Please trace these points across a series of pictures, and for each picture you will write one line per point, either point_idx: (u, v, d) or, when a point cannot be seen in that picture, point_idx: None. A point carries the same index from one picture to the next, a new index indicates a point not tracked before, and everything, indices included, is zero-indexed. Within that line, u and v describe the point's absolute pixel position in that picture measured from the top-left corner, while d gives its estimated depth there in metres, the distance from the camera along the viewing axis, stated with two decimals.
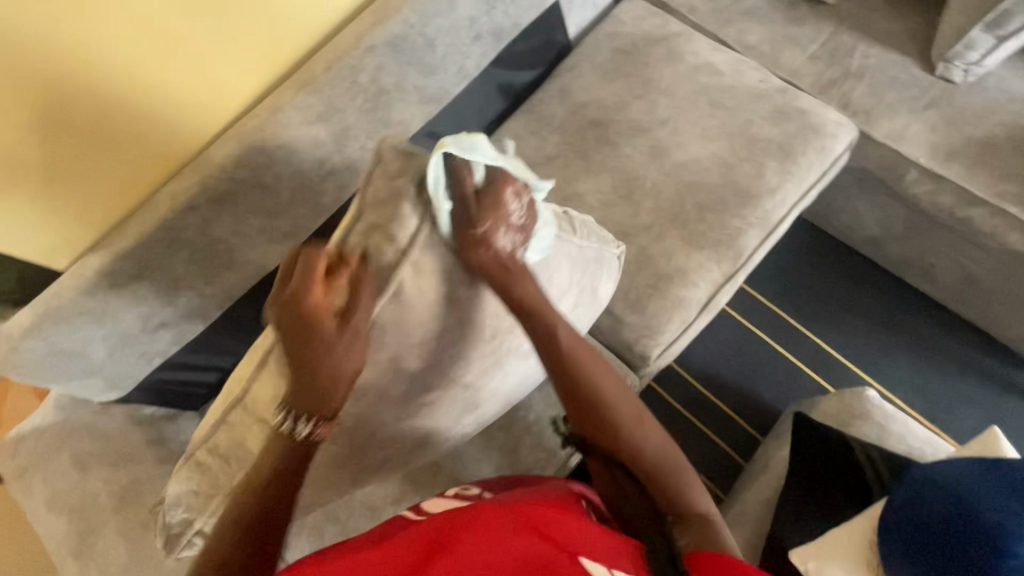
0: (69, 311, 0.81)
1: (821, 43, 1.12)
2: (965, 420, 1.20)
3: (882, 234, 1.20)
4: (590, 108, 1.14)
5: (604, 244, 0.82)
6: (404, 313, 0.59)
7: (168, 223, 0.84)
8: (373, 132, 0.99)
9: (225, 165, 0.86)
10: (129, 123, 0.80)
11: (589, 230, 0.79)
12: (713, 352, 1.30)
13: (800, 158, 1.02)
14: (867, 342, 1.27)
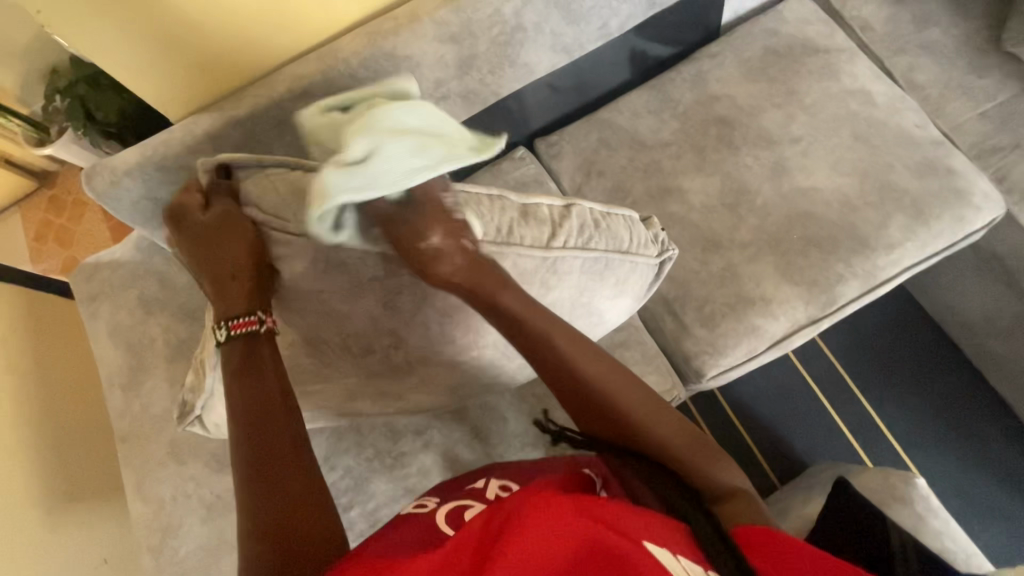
0: (171, 161, 0.83)
1: (998, 103, 1.01)
2: (999, 537, 1.13)
3: (983, 324, 1.11)
4: (721, 103, 1.07)
5: (625, 252, 0.79)
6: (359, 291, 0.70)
7: (282, 104, 0.84)
8: (497, 68, 0.95)
9: (351, 61, 0.84)
10: (268, 5, 0.77)
11: (585, 230, 0.76)
12: (757, 386, 1.26)
13: (932, 220, 0.94)
14: (922, 427, 1.20)
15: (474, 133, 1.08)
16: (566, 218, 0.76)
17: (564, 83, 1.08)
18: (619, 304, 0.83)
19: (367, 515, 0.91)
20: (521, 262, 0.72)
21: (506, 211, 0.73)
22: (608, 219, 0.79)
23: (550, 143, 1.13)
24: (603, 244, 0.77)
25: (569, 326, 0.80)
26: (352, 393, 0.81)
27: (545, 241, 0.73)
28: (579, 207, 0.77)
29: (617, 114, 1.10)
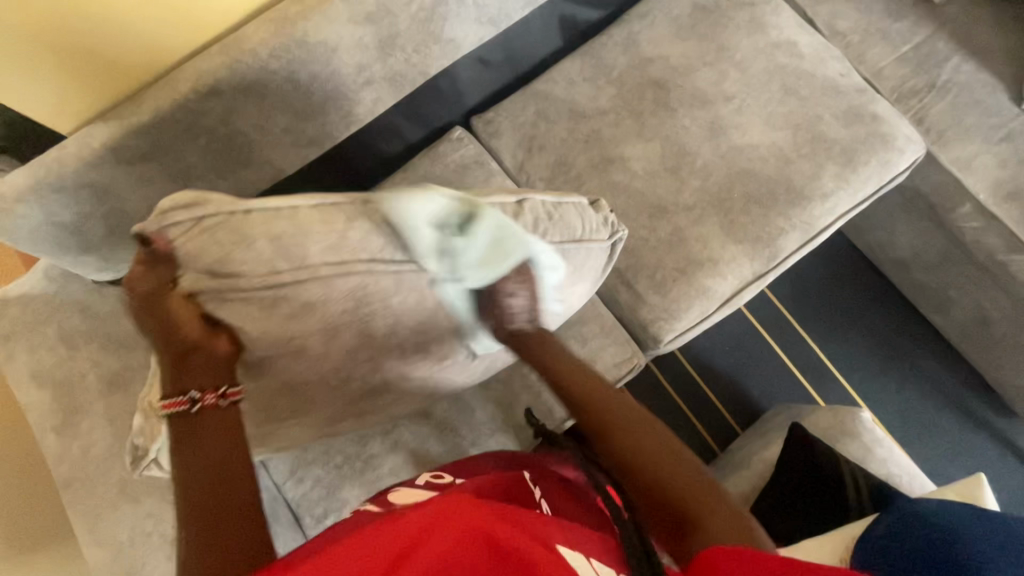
0: (71, 181, 0.75)
1: (914, 45, 1.04)
2: (935, 451, 1.23)
3: (912, 258, 1.18)
4: (655, 66, 1.05)
5: (580, 239, 0.74)
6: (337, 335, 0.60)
7: (189, 106, 0.76)
8: (422, 45, 0.90)
9: (258, 53, 0.77)
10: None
11: (543, 225, 0.69)
12: (713, 340, 1.31)
13: (862, 167, 0.97)
14: (862, 360, 1.28)
15: (406, 117, 1.03)
16: (521, 215, 0.67)
17: (494, 56, 1.04)
18: (579, 292, 0.80)
19: None
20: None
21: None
22: (560, 207, 0.72)
23: (488, 121, 1.09)
24: (560, 236, 0.70)
25: (532, 322, 0.77)
26: (327, 421, 0.76)
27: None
28: (532, 201, 0.69)
29: (552, 84, 1.07)
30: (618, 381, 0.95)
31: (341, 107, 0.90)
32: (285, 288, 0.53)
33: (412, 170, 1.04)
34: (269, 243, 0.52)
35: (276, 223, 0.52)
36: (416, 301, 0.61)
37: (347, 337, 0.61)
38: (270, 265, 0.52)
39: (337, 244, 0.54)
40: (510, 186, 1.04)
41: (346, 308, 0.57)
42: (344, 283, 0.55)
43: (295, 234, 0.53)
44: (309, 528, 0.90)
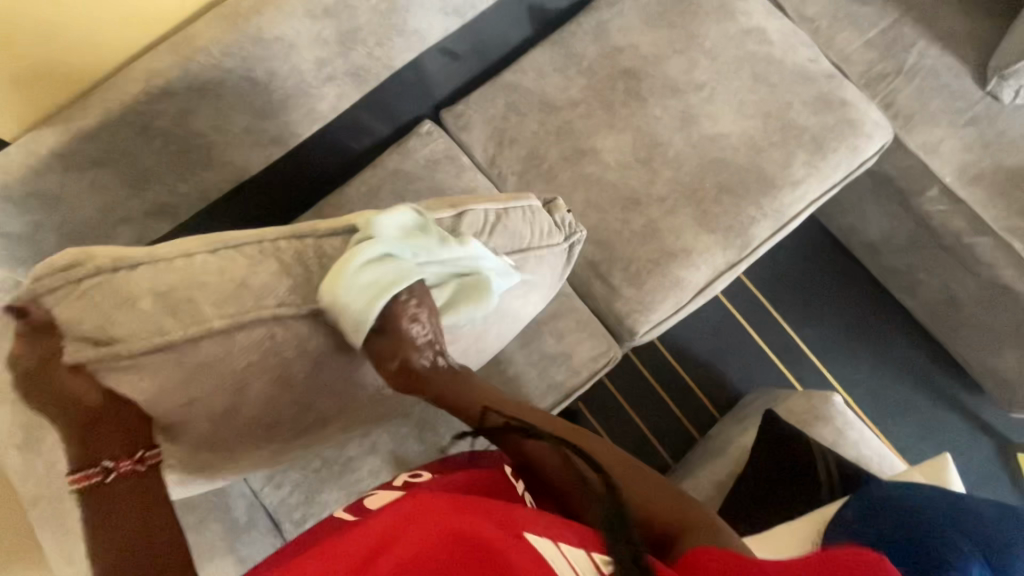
0: (18, 191, 0.71)
1: (881, 30, 1.04)
2: (907, 428, 1.27)
3: (882, 242, 1.19)
4: (625, 55, 1.04)
5: (527, 248, 0.73)
6: (260, 371, 0.60)
7: (139, 107, 0.73)
8: (384, 39, 0.87)
9: (212, 51, 0.74)
10: None
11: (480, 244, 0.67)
12: (690, 328, 1.32)
13: (831, 153, 0.97)
14: (836, 342, 1.30)
15: (373, 112, 1.00)
16: (459, 230, 0.67)
17: (462, 48, 1.02)
18: (533, 302, 0.79)
19: None
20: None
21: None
22: (504, 216, 0.71)
23: (458, 114, 1.07)
24: (503, 246, 0.70)
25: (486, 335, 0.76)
26: (274, 458, 0.74)
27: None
28: (472, 213, 0.68)
29: (523, 76, 1.05)
30: (595, 374, 0.95)
31: (303, 104, 0.87)
32: (179, 347, 0.54)
33: (381, 167, 1.02)
34: (155, 300, 0.53)
35: (165, 277, 0.54)
36: (330, 341, 0.62)
37: (259, 384, 0.61)
38: (159, 325, 0.53)
39: (234, 292, 0.56)
40: (482, 180, 1.02)
41: (252, 358, 0.58)
42: (243, 337, 0.57)
43: (187, 286, 0.54)
44: (289, 533, 0.89)
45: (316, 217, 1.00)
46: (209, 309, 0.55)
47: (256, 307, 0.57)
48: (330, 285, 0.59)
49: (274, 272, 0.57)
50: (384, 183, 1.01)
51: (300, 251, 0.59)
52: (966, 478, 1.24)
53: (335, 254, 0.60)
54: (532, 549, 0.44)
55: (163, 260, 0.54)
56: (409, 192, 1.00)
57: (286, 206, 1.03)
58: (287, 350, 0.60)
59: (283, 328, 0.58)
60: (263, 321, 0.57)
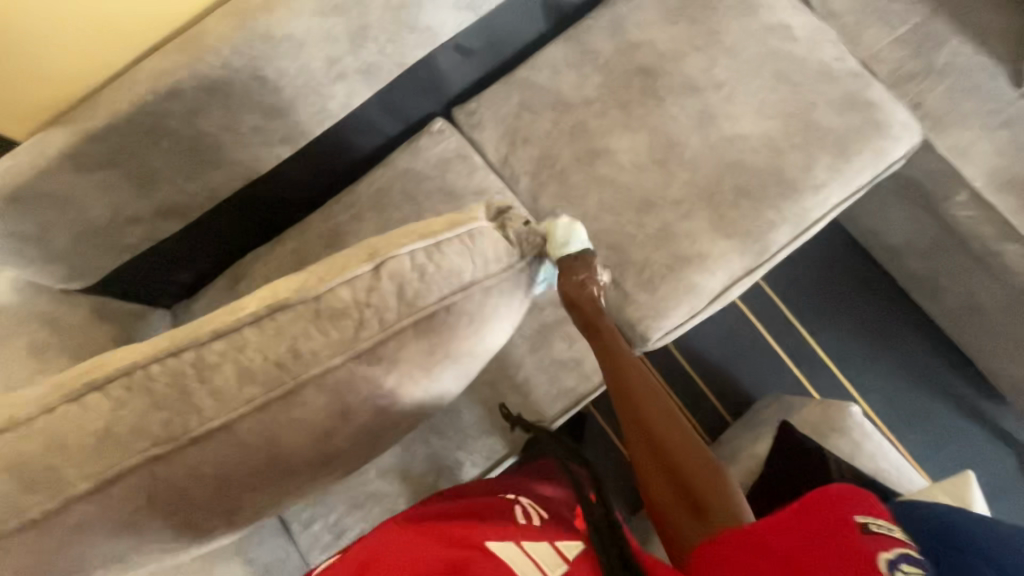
0: (27, 191, 0.71)
1: (912, 26, 1.00)
2: (924, 436, 1.24)
3: (905, 247, 1.16)
4: (642, 51, 1.01)
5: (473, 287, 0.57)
6: (160, 497, 0.52)
7: (148, 108, 0.72)
8: (396, 36, 0.85)
9: (220, 50, 0.73)
10: None
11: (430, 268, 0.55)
12: (703, 330, 1.30)
13: (855, 156, 0.94)
14: (853, 347, 1.27)
15: (383, 110, 0.98)
16: (378, 289, 0.54)
17: (475, 44, 1.00)
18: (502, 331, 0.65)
19: (332, 526, 0.90)
20: (331, 377, 0.53)
21: (285, 330, 0.52)
22: (437, 253, 0.55)
23: (470, 112, 1.05)
24: (439, 296, 0.55)
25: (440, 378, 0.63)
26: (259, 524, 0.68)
27: (351, 337, 0.53)
28: (394, 262, 0.54)
29: (536, 73, 1.03)
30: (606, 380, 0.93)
31: (312, 103, 0.86)
32: (48, 521, 0.50)
33: (391, 166, 1.01)
34: (14, 478, 0.49)
35: (24, 447, 0.49)
36: (225, 462, 0.52)
37: (157, 522, 0.54)
38: (23, 501, 0.49)
39: (99, 444, 0.49)
40: (494, 180, 1.00)
41: (137, 502, 0.52)
42: (117, 488, 0.50)
43: (45, 455, 0.49)
44: (297, 533, 0.90)
45: (326, 217, 0.99)
46: (72, 468, 0.50)
47: (127, 454, 0.50)
48: (213, 407, 0.51)
49: (145, 408, 0.50)
50: (394, 183, 0.99)
51: (175, 370, 0.51)
52: (984, 489, 1.21)
53: (216, 364, 0.51)
54: (500, 559, 0.50)
55: (20, 422, 0.49)
56: (419, 192, 0.99)
57: (296, 206, 1.02)
58: (177, 483, 0.52)
59: (165, 464, 0.51)
60: (136, 469, 0.50)
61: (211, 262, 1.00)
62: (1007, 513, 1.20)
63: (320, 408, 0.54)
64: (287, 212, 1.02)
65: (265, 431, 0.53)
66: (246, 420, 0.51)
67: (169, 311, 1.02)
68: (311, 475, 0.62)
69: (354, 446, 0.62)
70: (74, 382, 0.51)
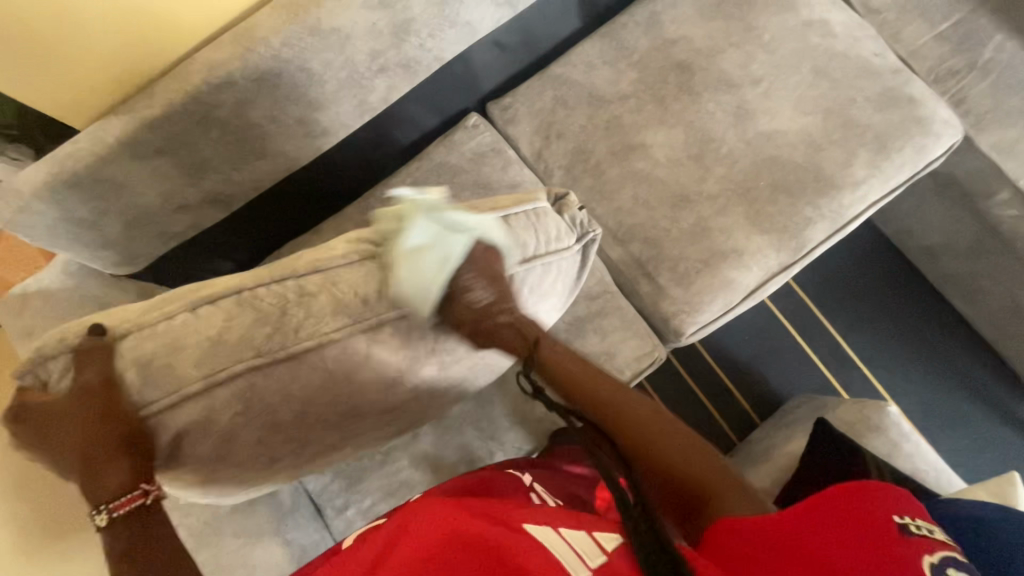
0: (86, 177, 0.74)
1: (954, 23, 0.98)
2: (959, 441, 1.21)
3: (942, 247, 1.14)
4: (678, 47, 1.01)
5: (535, 256, 0.68)
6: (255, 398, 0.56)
7: (201, 97, 0.75)
8: (437, 30, 0.87)
9: (271, 42, 0.75)
10: None
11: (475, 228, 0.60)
12: (732, 330, 1.29)
13: (896, 153, 0.93)
14: (886, 349, 1.25)
15: (420, 104, 1.00)
16: None
17: (511, 40, 1.01)
18: (552, 305, 0.75)
19: (365, 513, 0.91)
20: (405, 319, 0.60)
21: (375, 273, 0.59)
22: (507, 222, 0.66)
23: (504, 107, 1.06)
24: (506, 257, 0.64)
25: (497, 343, 0.72)
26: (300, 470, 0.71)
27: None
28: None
29: (571, 68, 1.04)
30: (638, 375, 0.93)
31: (355, 96, 0.88)
32: (154, 419, 0.53)
33: (426, 159, 1.02)
34: (138, 370, 0.52)
35: (143, 345, 0.53)
36: (313, 385, 0.58)
37: (246, 435, 0.58)
38: (141, 396, 0.53)
39: (211, 351, 0.54)
40: (528, 175, 1.01)
41: (236, 410, 0.56)
42: (222, 392, 0.54)
43: (164, 354, 0.53)
44: (331, 519, 0.91)
45: (363, 209, 1.01)
46: (187, 367, 0.54)
47: (233, 359, 0.54)
48: (309, 330, 0.56)
49: (251, 322, 0.55)
50: (429, 176, 1.01)
51: (280, 294, 0.57)
52: None
53: (316, 292, 0.57)
54: (535, 539, 0.49)
55: (143, 324, 0.53)
56: (454, 185, 1.00)
57: (334, 198, 1.04)
58: (272, 398, 0.57)
59: (263, 375, 0.55)
60: (241, 376, 0.55)
61: (249, 252, 1.01)
62: None
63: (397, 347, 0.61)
64: (325, 205, 1.05)
65: (347, 362, 0.59)
66: (334, 348, 0.57)
67: None
68: (376, 416, 0.68)
69: (413, 399, 0.69)
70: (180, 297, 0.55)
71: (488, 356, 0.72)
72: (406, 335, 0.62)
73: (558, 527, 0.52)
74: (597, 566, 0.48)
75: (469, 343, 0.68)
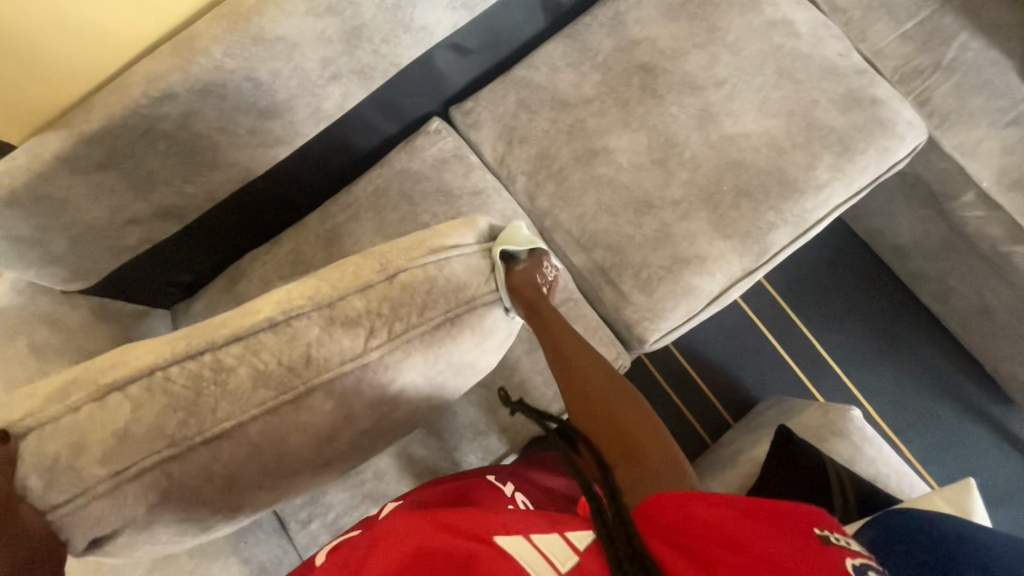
0: (24, 195, 0.72)
1: (920, 21, 0.97)
2: (930, 439, 1.22)
3: (912, 247, 1.14)
4: (642, 49, 1.00)
5: (472, 304, 0.60)
6: (173, 481, 0.51)
7: (142, 111, 0.72)
8: (390, 35, 0.85)
9: (212, 52, 0.73)
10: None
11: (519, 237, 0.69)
12: (705, 331, 1.28)
13: (859, 156, 0.92)
14: (857, 349, 1.25)
15: (380, 110, 0.98)
16: (390, 299, 0.56)
17: (472, 43, 0.99)
18: (497, 346, 0.69)
19: (329, 526, 0.91)
20: (339, 382, 0.54)
21: (299, 337, 0.53)
22: (444, 267, 0.59)
23: (467, 111, 1.04)
24: (442, 305, 0.58)
25: (442, 388, 0.66)
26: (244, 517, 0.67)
27: (360, 346, 0.54)
28: (404, 275, 0.57)
29: (534, 71, 1.02)
30: None
31: (307, 104, 0.86)
32: (63, 522, 0.47)
33: (388, 166, 1.00)
34: (42, 477, 0.46)
35: (45, 447, 0.47)
36: (238, 461, 0.53)
37: (166, 520, 0.53)
38: (43, 500, 0.47)
39: (118, 444, 0.48)
40: (491, 180, 1.00)
41: (152, 501, 0.50)
42: (133, 486, 0.49)
43: (67, 453, 0.47)
44: (294, 532, 0.91)
45: (322, 218, 0.99)
46: (94, 465, 0.48)
47: (146, 450, 0.49)
48: (225, 410, 0.51)
49: (163, 410, 0.49)
50: (390, 183, 0.99)
51: (194, 374, 0.51)
52: (991, 493, 1.19)
53: (233, 366, 0.51)
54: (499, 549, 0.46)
55: (48, 419, 0.48)
56: (416, 193, 0.98)
57: (295, 207, 1.03)
58: (193, 481, 0.52)
59: (180, 463, 0.50)
60: (152, 468, 0.49)
61: (208, 261, 1.00)
62: (1014, 518, 1.18)
63: (328, 412, 0.55)
64: (286, 214, 1.03)
65: (275, 433, 0.53)
66: (256, 425, 0.52)
67: (169, 310, 1.03)
68: (312, 471, 0.63)
69: (350, 449, 0.64)
70: (86, 384, 0.49)
71: (436, 397, 0.67)
72: (342, 398, 0.55)
73: (530, 534, 0.47)
74: (568, 570, 0.45)
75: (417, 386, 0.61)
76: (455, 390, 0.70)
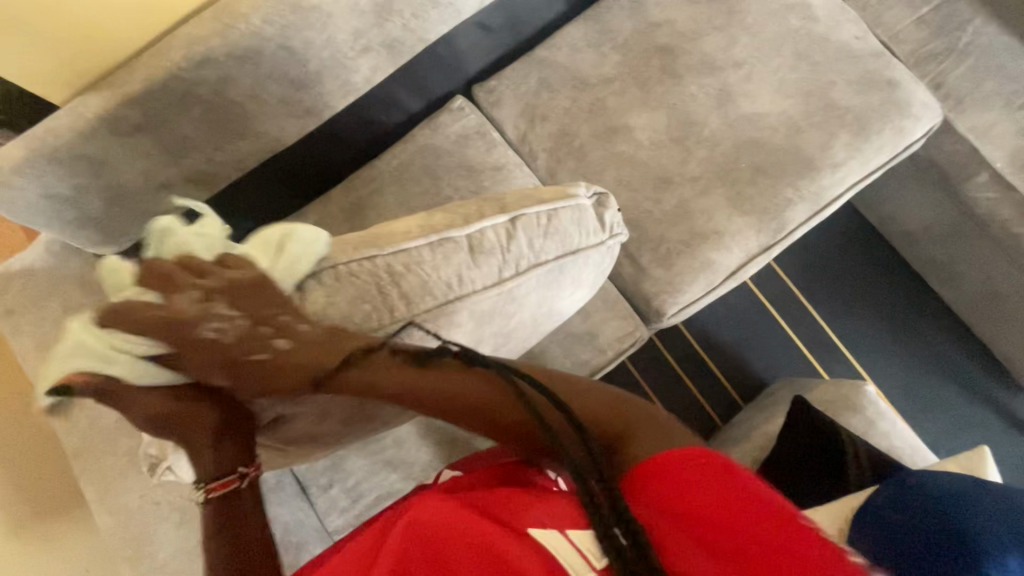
0: (66, 154, 0.74)
1: (935, 7, 0.99)
2: (938, 425, 1.23)
3: (922, 232, 1.16)
4: (662, 31, 1.02)
5: (575, 250, 0.69)
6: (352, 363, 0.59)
7: (182, 74, 0.75)
8: (420, 10, 0.87)
9: (252, 19, 0.76)
10: None
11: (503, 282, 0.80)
12: (717, 315, 1.30)
13: (875, 135, 0.94)
14: (867, 333, 1.27)
15: (404, 86, 1.00)
16: (514, 237, 0.65)
17: (495, 22, 1.01)
18: (578, 298, 0.76)
19: (349, 492, 0.92)
20: (479, 305, 0.63)
21: (450, 259, 0.62)
22: (554, 217, 0.68)
23: (489, 90, 1.06)
24: (555, 250, 0.67)
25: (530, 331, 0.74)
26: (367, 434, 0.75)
27: (497, 275, 0.64)
28: (525, 217, 0.66)
29: (555, 51, 1.04)
30: (620, 354, 0.94)
31: (338, 75, 0.88)
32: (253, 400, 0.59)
33: (411, 142, 1.02)
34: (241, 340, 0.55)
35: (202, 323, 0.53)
36: None
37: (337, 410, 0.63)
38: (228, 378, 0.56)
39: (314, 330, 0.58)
40: (513, 157, 1.02)
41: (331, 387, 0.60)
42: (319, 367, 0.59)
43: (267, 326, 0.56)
44: (315, 497, 0.92)
45: (347, 191, 1.01)
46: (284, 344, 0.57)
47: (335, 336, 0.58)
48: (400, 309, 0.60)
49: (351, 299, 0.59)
50: (413, 158, 1.01)
51: (372, 272, 0.60)
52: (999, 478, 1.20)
53: (404, 273, 0.60)
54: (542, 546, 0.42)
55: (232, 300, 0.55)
56: (438, 167, 1.00)
57: (320, 181, 1.05)
58: None
59: None
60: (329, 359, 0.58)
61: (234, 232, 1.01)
62: None
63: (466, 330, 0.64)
64: (311, 188, 1.05)
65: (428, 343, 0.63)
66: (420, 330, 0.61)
67: None
68: None
69: None
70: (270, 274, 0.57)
71: (533, 329, 0.74)
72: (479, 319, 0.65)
73: (564, 531, 0.43)
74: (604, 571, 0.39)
75: (520, 317, 0.69)
76: (537, 332, 0.77)
